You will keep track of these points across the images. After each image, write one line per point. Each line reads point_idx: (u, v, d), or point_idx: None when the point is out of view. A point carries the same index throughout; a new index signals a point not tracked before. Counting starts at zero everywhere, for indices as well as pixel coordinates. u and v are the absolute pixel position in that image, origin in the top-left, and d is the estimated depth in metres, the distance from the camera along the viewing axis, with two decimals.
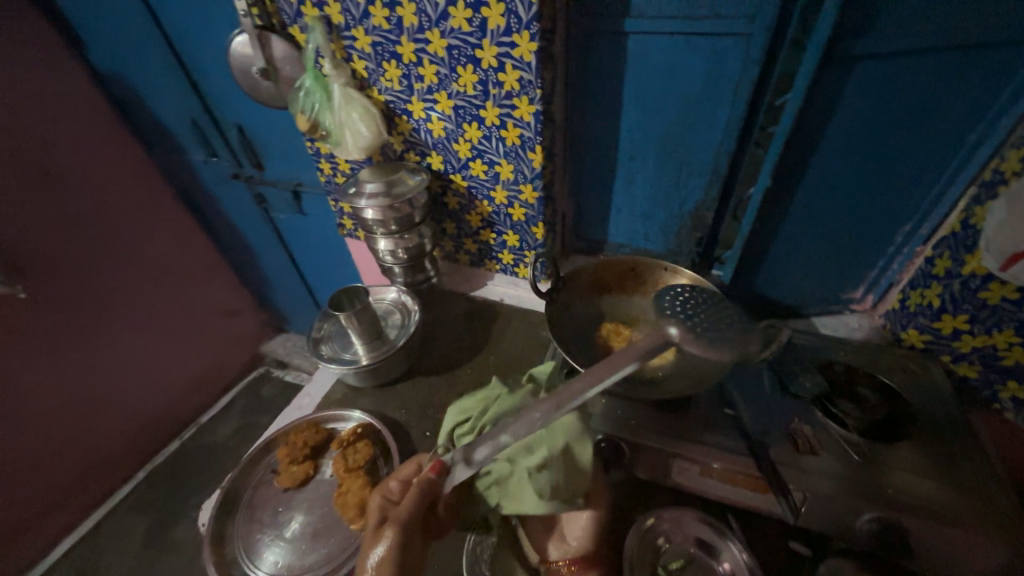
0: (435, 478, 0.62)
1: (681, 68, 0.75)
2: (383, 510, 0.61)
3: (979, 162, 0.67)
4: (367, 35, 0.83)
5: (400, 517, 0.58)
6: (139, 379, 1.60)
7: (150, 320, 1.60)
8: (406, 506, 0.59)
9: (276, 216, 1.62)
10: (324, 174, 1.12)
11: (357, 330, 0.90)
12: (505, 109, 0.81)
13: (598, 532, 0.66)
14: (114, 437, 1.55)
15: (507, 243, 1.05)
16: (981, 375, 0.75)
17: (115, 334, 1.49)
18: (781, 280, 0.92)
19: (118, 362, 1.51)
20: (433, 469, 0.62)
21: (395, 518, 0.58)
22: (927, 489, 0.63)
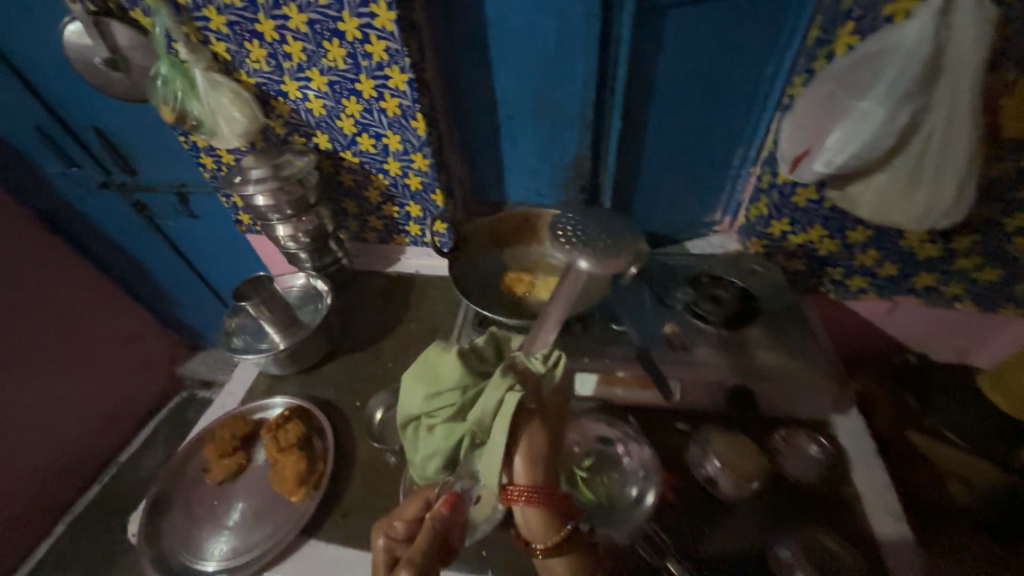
0: (448, 512, 0.46)
1: (534, 28, 0.82)
2: (390, 552, 0.47)
3: (777, 91, 0.83)
4: (221, 14, 0.81)
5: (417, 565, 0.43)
6: (36, 425, 1.44)
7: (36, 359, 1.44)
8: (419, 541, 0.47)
9: (163, 224, 1.50)
10: (208, 169, 1.07)
11: (269, 318, 0.90)
12: (379, 80, 0.84)
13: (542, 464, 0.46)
14: (16, 494, 1.40)
15: (411, 215, 1.07)
16: (808, 266, 0.95)
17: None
18: (651, 214, 1.04)
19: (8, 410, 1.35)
20: (444, 501, 0.47)
21: (406, 562, 0.42)
22: (772, 360, 0.78)
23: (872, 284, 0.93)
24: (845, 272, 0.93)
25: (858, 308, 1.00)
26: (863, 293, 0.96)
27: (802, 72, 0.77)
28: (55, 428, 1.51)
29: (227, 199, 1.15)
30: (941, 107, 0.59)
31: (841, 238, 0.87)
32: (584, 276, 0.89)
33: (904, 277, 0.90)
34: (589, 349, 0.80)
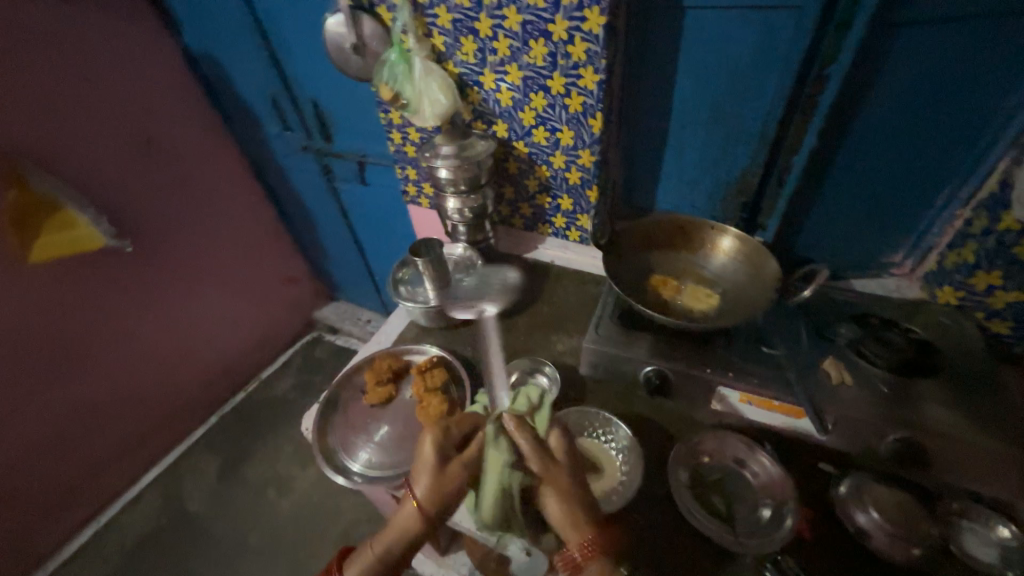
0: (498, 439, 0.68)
1: (736, 41, 0.83)
2: (441, 452, 0.65)
3: (1017, 128, 0.73)
4: (449, 13, 0.95)
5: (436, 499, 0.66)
6: (211, 327, 1.83)
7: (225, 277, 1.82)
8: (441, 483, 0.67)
9: (339, 186, 1.77)
10: (395, 144, 1.25)
11: (432, 277, 1.03)
12: (571, 78, 0.91)
13: (575, 501, 0.62)
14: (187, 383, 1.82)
15: (561, 207, 1.14)
16: (1013, 331, 0.81)
17: (195, 293, 1.72)
18: (818, 243, 0.99)
19: (191, 319, 1.74)
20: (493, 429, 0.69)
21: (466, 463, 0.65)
22: (960, 421, 0.68)
23: None
24: None
25: None
26: None
27: None
28: (223, 334, 1.90)
29: (402, 170, 1.33)
30: None
31: None
32: (737, 292, 0.87)
33: None
34: (733, 364, 0.78)
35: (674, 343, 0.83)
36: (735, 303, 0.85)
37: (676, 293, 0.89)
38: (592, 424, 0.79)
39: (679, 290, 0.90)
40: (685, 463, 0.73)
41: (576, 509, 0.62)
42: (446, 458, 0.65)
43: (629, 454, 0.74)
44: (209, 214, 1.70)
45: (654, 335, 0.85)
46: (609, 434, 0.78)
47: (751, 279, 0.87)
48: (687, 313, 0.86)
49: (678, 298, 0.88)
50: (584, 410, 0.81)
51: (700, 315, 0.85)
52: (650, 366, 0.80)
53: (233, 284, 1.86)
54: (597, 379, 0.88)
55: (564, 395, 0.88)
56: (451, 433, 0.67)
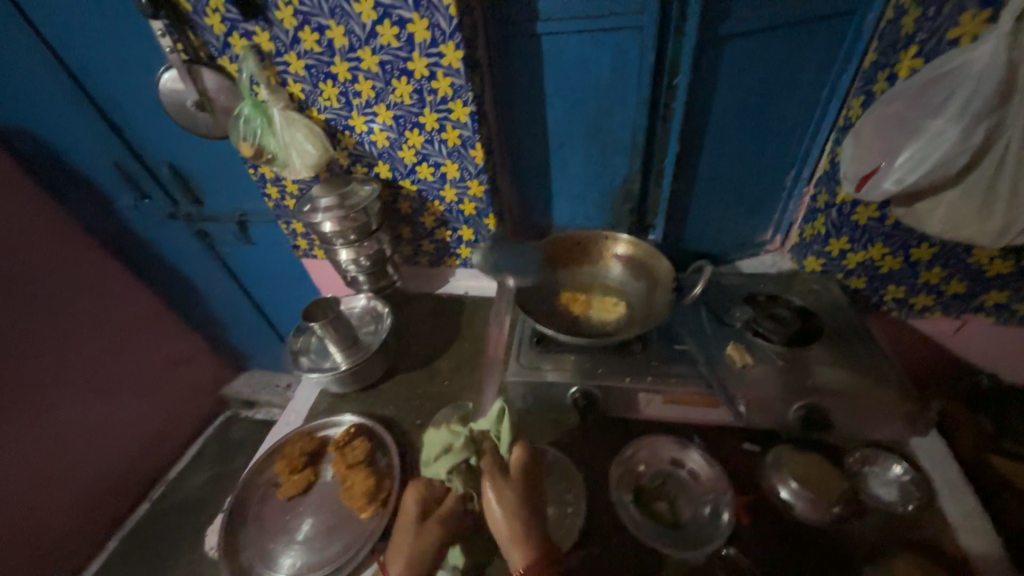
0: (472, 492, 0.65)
1: (592, 63, 0.87)
2: (419, 505, 0.61)
3: (834, 112, 0.84)
4: (300, 59, 0.88)
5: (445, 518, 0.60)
6: (87, 441, 1.51)
7: (95, 378, 1.52)
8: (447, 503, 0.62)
9: (222, 250, 1.59)
10: (272, 199, 1.15)
11: (334, 339, 0.94)
12: (442, 113, 0.89)
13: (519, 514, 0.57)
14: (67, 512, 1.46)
15: (463, 238, 1.12)
16: (868, 284, 0.93)
17: (55, 405, 1.40)
18: (704, 234, 1.05)
19: (60, 439, 1.42)
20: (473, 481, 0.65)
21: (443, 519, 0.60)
22: (847, 377, 0.76)
23: (937, 302, 0.91)
24: (908, 289, 0.90)
25: (924, 327, 0.97)
26: (928, 311, 0.93)
27: (860, 94, 0.78)
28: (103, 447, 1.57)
29: (287, 225, 1.22)
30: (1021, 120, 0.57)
31: (903, 256, 0.86)
32: (643, 298, 0.90)
33: (972, 294, 0.88)
34: (652, 368, 0.80)
35: (594, 357, 0.83)
36: (642, 308, 0.89)
37: (586, 307, 0.91)
38: None
39: (589, 302, 0.92)
40: (625, 481, 0.72)
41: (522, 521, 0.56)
42: (424, 514, 0.60)
43: (574, 484, 0.72)
44: (56, 310, 1.41)
45: (578, 355, 0.84)
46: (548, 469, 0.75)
47: (652, 281, 0.91)
48: (600, 326, 0.87)
49: (590, 313, 0.90)
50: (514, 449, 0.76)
51: (613, 325, 0.87)
52: (575, 387, 0.79)
53: (108, 382, 1.57)
54: (527, 410, 0.83)
55: None
56: (433, 484, 0.64)
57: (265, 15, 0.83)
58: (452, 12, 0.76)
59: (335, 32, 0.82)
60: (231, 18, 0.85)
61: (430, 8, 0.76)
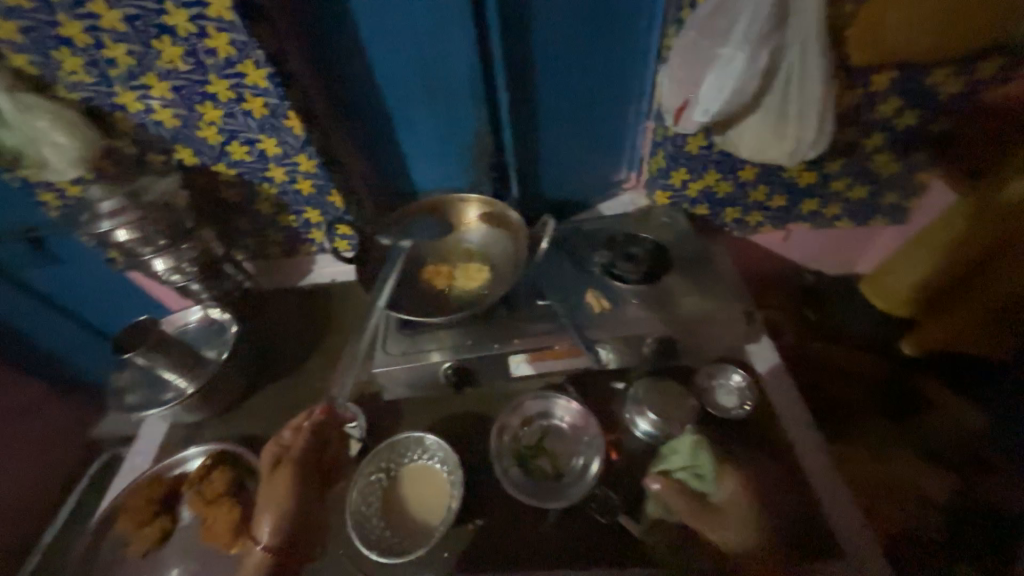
0: (324, 417, 0.68)
1: (404, 3, 0.77)
2: (275, 456, 0.64)
3: (657, 44, 0.85)
4: (9, 20, 0.67)
5: (297, 458, 0.63)
6: None
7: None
8: (296, 446, 0.64)
9: (18, 277, 1.20)
10: (53, 207, 0.91)
11: (165, 365, 0.80)
12: (233, 79, 0.73)
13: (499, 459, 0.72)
14: None
15: (311, 221, 0.98)
16: (711, 210, 1.00)
17: None
18: (565, 181, 1.04)
19: None
20: (321, 411, 0.68)
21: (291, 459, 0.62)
22: (692, 304, 0.81)
23: (766, 217, 1.01)
24: (743, 208, 0.99)
25: (759, 240, 1.07)
26: (759, 226, 1.03)
27: (674, 22, 0.79)
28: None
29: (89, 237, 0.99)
30: (795, 44, 0.62)
31: (733, 179, 0.93)
32: (502, 259, 0.88)
33: (791, 205, 0.98)
34: (518, 330, 0.79)
35: (463, 329, 0.80)
36: (506, 266, 0.87)
37: (451, 279, 0.87)
38: (408, 449, 0.75)
39: (453, 274, 0.88)
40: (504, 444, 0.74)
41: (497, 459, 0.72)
42: (276, 462, 0.63)
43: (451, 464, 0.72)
44: None
45: (447, 330, 0.81)
46: (428, 451, 0.74)
47: (511, 240, 0.89)
48: (467, 296, 0.84)
49: (450, 284, 0.86)
50: (392, 442, 0.75)
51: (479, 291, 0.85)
52: (446, 364, 0.77)
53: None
54: (409, 396, 0.83)
55: (380, 426, 0.81)
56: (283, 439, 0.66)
57: None
58: None
59: None
60: None
61: None
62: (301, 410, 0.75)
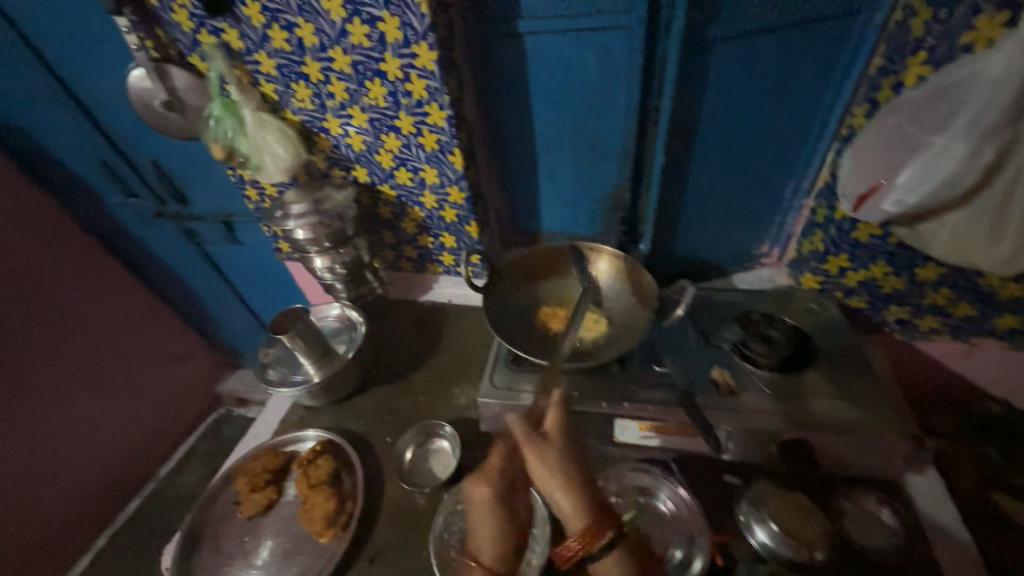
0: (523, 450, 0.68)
1: (575, 64, 0.82)
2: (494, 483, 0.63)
3: (837, 120, 0.78)
4: (270, 58, 0.84)
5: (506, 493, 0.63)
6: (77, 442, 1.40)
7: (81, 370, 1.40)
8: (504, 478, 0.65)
9: (210, 250, 1.52)
10: (251, 202, 1.11)
11: (304, 351, 0.90)
12: (419, 117, 0.84)
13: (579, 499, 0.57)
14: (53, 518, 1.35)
15: (444, 245, 1.06)
16: (871, 304, 0.87)
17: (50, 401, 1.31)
18: (698, 246, 1.00)
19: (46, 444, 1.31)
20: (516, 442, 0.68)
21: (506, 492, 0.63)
22: (839, 411, 0.70)
23: (944, 325, 0.85)
24: (913, 310, 0.84)
25: (931, 350, 0.90)
26: (934, 335, 0.87)
27: (865, 101, 0.72)
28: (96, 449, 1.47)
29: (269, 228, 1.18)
30: None
31: (906, 276, 0.80)
32: (624, 316, 0.85)
33: (983, 318, 0.81)
34: (630, 393, 0.75)
35: (568, 377, 0.79)
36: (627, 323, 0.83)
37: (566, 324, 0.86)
38: None
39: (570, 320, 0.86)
40: None
41: (580, 505, 0.57)
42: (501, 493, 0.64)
43: (537, 519, 0.71)
44: (54, 305, 1.32)
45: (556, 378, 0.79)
46: None
47: (637, 298, 0.86)
48: (581, 345, 0.82)
49: (568, 332, 0.85)
50: (481, 475, 0.75)
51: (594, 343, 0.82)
52: (548, 410, 0.75)
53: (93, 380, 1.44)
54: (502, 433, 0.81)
55: (469, 457, 0.80)
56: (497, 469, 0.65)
57: (233, 11, 0.79)
58: (424, 11, 0.71)
59: (305, 30, 0.78)
60: (199, 14, 0.81)
61: (401, 6, 0.71)
62: (425, 426, 0.85)
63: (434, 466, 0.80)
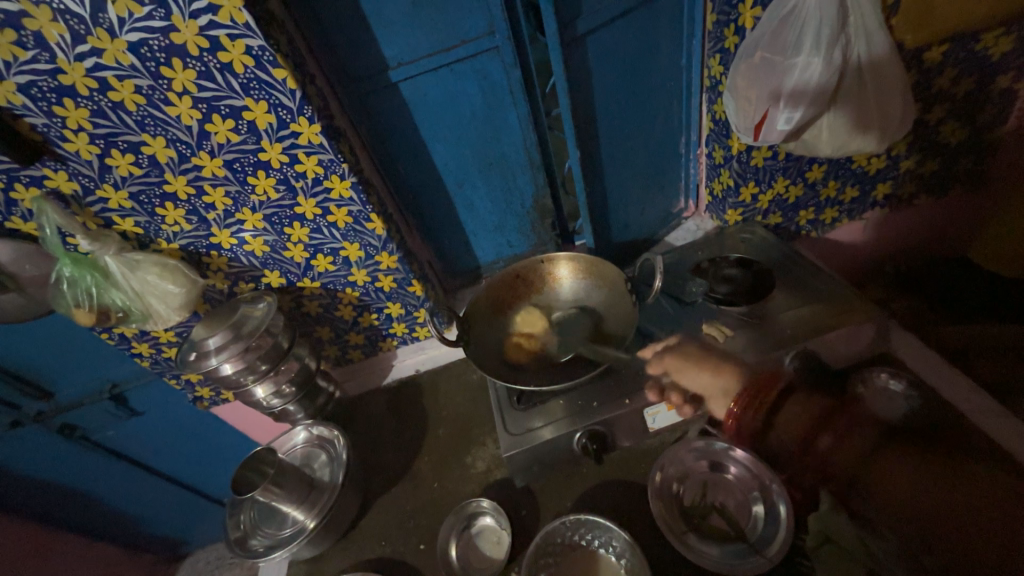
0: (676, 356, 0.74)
1: (461, 96, 0.81)
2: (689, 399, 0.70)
3: (698, 76, 0.90)
4: (120, 189, 0.70)
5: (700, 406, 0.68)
6: None
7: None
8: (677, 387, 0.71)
9: (103, 437, 1.21)
10: (146, 358, 0.91)
11: (284, 497, 0.76)
12: (321, 195, 0.75)
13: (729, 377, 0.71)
14: None
15: (392, 315, 0.96)
16: (785, 217, 0.96)
17: None
18: (629, 223, 1.05)
19: None
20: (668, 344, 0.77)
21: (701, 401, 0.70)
22: (817, 313, 0.75)
23: (842, 212, 0.96)
24: (816, 208, 0.94)
25: (838, 235, 1.01)
26: (837, 222, 0.98)
27: (716, 53, 0.83)
28: None
29: (178, 379, 0.97)
30: (863, 37, 0.64)
31: (803, 182, 0.90)
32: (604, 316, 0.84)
33: (864, 194, 0.93)
34: (645, 379, 0.74)
35: (579, 392, 0.75)
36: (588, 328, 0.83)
37: (537, 341, 0.84)
38: (565, 536, 0.67)
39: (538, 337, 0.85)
40: (671, 510, 0.66)
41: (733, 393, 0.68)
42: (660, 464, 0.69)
43: (632, 526, 0.67)
44: None
45: (573, 399, 0.75)
46: (591, 532, 0.66)
47: (607, 289, 0.87)
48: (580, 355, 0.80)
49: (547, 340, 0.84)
50: (547, 534, 0.66)
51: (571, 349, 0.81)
52: (577, 433, 0.70)
53: None
54: (540, 477, 0.75)
55: (519, 519, 0.72)
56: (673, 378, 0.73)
57: (53, 151, 0.65)
58: (291, 85, 0.63)
59: (155, 146, 0.67)
60: (5, 168, 0.66)
61: (263, 87, 0.63)
62: (457, 512, 0.75)
63: (485, 547, 0.72)
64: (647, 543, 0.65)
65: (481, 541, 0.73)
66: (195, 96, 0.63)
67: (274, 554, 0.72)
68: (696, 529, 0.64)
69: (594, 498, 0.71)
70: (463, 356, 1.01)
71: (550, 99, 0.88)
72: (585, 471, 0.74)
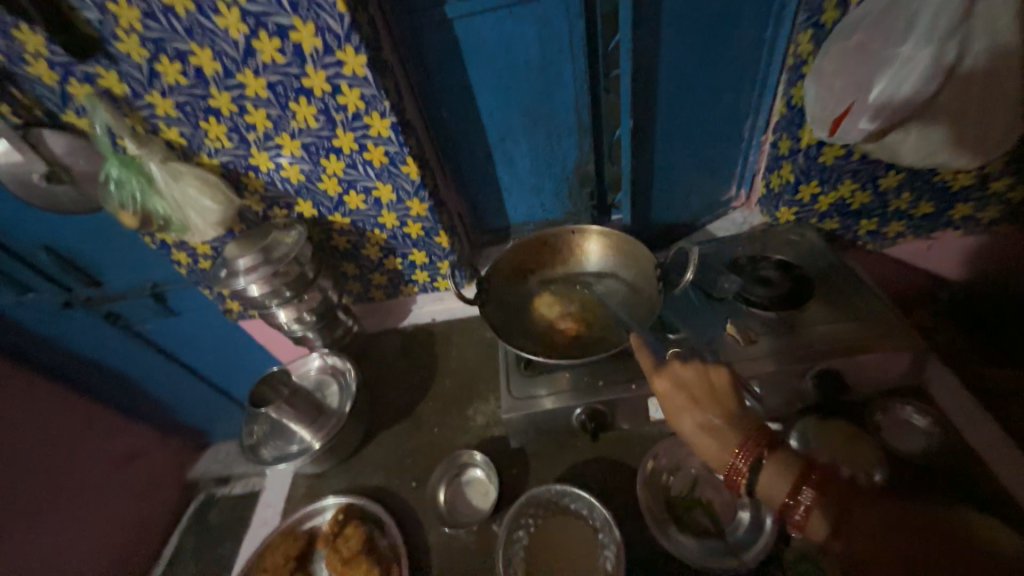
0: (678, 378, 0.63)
1: (516, 41, 0.76)
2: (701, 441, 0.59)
3: (781, 52, 0.80)
4: (166, 97, 0.71)
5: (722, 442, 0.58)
6: None
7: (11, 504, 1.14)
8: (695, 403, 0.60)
9: (142, 329, 1.32)
10: (183, 265, 0.96)
11: (294, 417, 0.81)
12: (360, 130, 0.74)
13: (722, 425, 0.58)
14: None
15: (415, 262, 0.96)
16: (842, 224, 0.89)
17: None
18: (671, 205, 1.00)
19: None
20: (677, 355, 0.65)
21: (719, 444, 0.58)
22: (852, 329, 0.71)
23: (907, 227, 0.88)
24: (880, 219, 0.87)
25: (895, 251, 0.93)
26: (899, 238, 0.90)
27: (807, 28, 0.74)
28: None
29: (211, 290, 1.03)
30: (986, 35, 0.53)
31: (873, 189, 0.82)
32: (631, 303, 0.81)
33: (939, 212, 0.84)
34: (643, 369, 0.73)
35: (586, 369, 0.75)
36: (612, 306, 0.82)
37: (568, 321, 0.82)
38: (549, 502, 0.70)
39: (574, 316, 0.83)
40: (656, 498, 0.67)
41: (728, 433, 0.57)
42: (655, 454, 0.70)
43: (615, 505, 0.69)
44: None
45: (580, 376, 0.74)
46: (573, 503, 0.69)
47: (635, 271, 0.84)
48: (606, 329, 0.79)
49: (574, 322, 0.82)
50: (530, 496, 0.70)
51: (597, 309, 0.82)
52: (578, 409, 0.71)
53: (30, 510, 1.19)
54: (535, 442, 0.77)
55: (508, 477, 0.75)
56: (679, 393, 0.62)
57: (106, 50, 0.66)
58: (341, 9, 0.60)
59: (201, 57, 0.66)
60: (61, 60, 0.67)
61: (312, 7, 0.60)
62: (451, 459, 0.79)
63: (472, 496, 0.76)
64: (627, 522, 0.67)
65: (470, 492, 0.76)
66: (244, 9, 0.61)
67: (280, 466, 0.78)
68: (682, 522, 0.65)
69: (583, 472, 0.73)
70: (480, 314, 1.02)
71: (611, 58, 0.81)
72: (579, 445, 0.76)
